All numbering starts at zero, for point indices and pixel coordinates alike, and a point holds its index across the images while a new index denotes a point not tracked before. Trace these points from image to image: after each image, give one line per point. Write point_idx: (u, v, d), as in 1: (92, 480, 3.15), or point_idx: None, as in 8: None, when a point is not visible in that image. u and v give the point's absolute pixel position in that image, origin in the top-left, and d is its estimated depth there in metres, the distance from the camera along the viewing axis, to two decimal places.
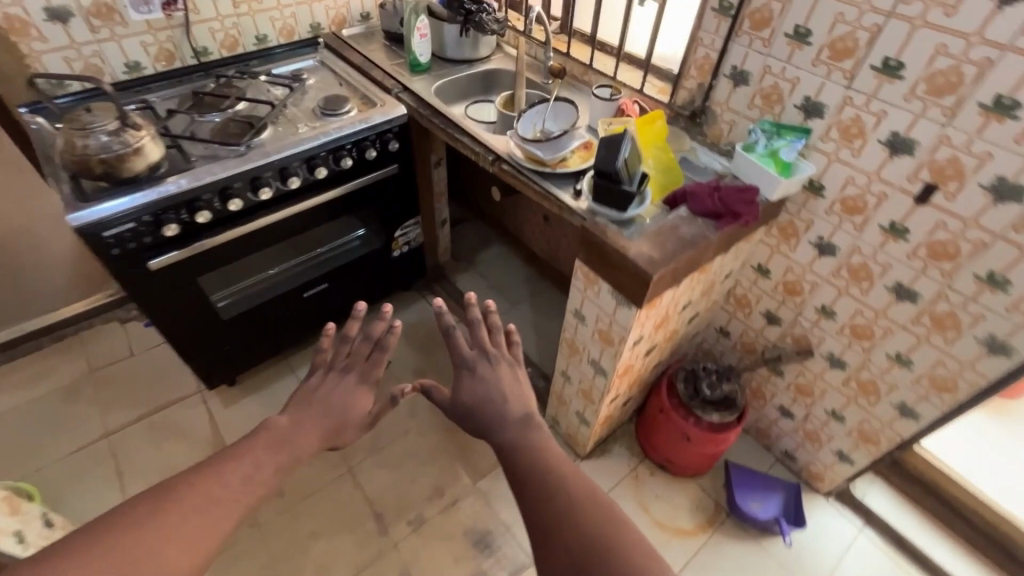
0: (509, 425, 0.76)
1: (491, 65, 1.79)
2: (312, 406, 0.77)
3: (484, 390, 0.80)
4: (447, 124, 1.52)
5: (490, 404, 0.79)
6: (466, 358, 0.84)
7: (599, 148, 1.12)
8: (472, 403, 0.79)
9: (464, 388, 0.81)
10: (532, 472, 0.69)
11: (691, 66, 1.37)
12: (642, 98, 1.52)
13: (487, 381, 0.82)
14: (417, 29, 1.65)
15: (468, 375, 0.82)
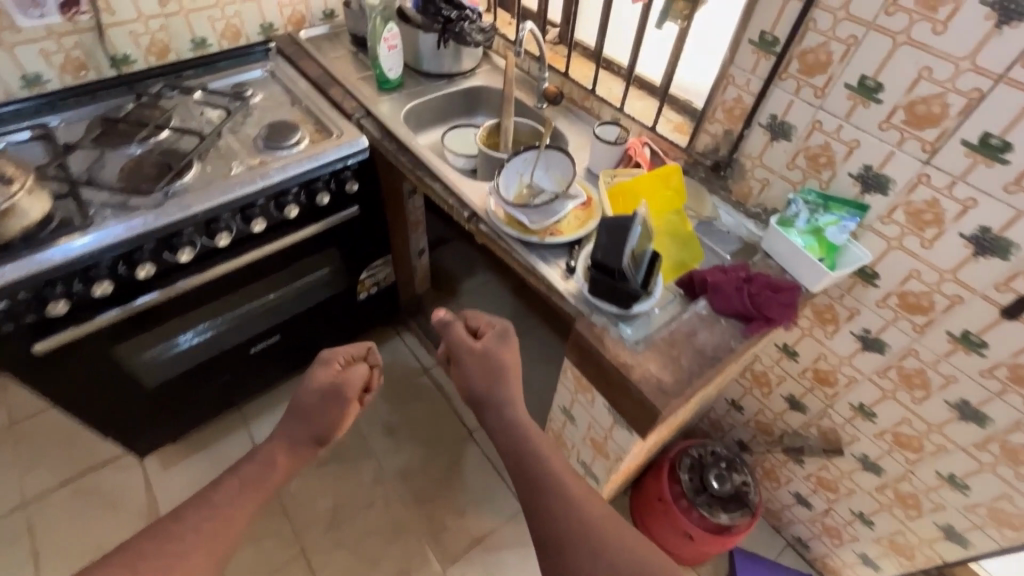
0: (521, 401, 0.95)
1: (476, 81, 1.51)
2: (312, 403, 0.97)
3: (506, 355, 0.98)
4: (417, 163, 1.25)
5: (513, 378, 0.96)
6: (497, 329, 1.02)
7: (599, 233, 0.87)
8: (501, 366, 0.97)
9: (498, 351, 0.99)
10: (539, 454, 0.86)
11: (718, 109, 1.10)
12: (654, 137, 1.25)
13: (509, 358, 0.98)
14: (385, 39, 1.36)
15: (501, 342, 1.00)
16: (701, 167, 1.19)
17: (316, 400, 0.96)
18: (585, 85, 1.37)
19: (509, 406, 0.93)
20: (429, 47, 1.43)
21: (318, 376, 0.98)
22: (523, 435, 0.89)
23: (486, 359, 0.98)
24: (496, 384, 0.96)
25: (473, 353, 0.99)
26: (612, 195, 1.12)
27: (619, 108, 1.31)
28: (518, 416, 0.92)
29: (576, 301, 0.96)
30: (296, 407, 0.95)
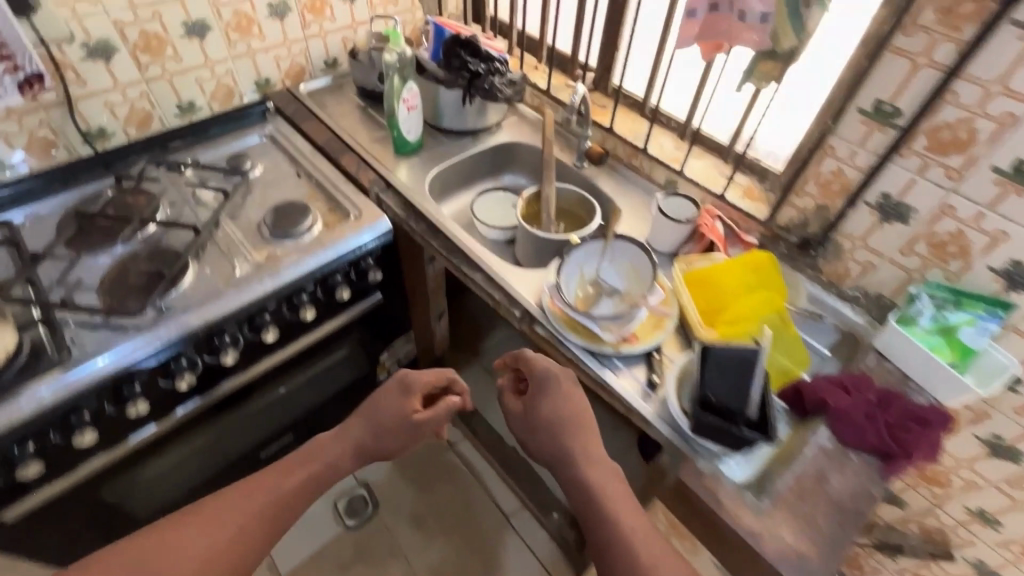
0: (592, 459, 0.80)
1: (504, 137, 1.34)
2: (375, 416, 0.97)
3: (560, 409, 0.84)
4: (448, 246, 1.08)
5: (574, 432, 0.82)
6: (543, 375, 0.87)
7: (711, 370, 0.73)
8: (556, 421, 0.83)
9: (549, 404, 0.84)
10: (610, 517, 0.74)
11: (809, 180, 0.94)
12: (723, 206, 1.09)
13: (568, 411, 0.84)
14: (404, 100, 1.18)
15: (549, 394, 0.85)
16: (782, 243, 1.03)
17: (393, 425, 0.97)
18: (633, 142, 1.21)
19: (573, 465, 0.80)
20: (452, 104, 1.25)
21: (395, 405, 0.97)
22: (594, 498, 0.76)
23: (534, 417, 0.85)
24: (554, 443, 0.82)
25: (521, 417, 0.87)
26: (688, 281, 0.96)
27: (677, 170, 1.15)
28: (586, 478, 0.78)
29: (672, 433, 0.79)
30: (358, 418, 0.98)
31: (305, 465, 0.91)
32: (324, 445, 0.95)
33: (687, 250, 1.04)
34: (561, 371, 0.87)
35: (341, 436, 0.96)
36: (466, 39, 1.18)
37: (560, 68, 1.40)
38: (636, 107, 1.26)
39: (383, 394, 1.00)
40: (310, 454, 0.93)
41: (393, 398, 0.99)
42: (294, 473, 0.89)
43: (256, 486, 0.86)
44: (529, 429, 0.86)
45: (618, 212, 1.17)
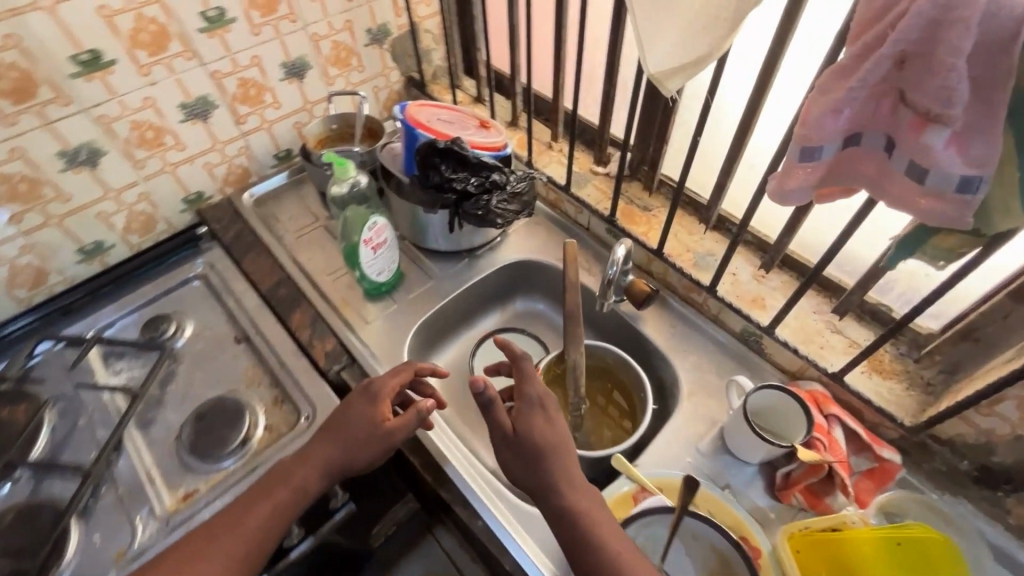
0: (577, 480, 0.63)
1: (513, 254, 0.99)
2: (331, 433, 0.71)
3: (548, 431, 0.65)
4: (428, 463, 0.77)
5: (561, 452, 0.64)
6: (533, 395, 0.67)
7: None
8: (539, 444, 0.64)
9: (535, 423, 0.65)
10: (596, 540, 0.59)
11: (1009, 400, 0.57)
12: (838, 390, 0.73)
13: (554, 433, 0.65)
14: (366, 242, 0.85)
15: (535, 412, 0.66)
16: (940, 460, 0.67)
17: (358, 445, 0.69)
18: (692, 273, 0.85)
19: (555, 491, 0.62)
20: (437, 225, 0.91)
21: (362, 415, 0.71)
22: (577, 525, 0.60)
23: (518, 439, 0.64)
24: (529, 465, 0.63)
25: (503, 442, 0.65)
26: (799, 550, 0.63)
27: (762, 324, 0.78)
28: (566, 504, 0.61)
29: None
30: (322, 442, 0.70)
31: (269, 497, 0.67)
32: (290, 473, 0.69)
33: (789, 470, 0.69)
34: (547, 392, 0.68)
35: (307, 463, 0.69)
36: (445, 146, 0.82)
37: (584, 148, 1.02)
38: (694, 213, 0.89)
39: (345, 412, 0.72)
40: (272, 484, 0.68)
41: (354, 410, 0.72)
42: (257, 510, 0.66)
43: (218, 532, 0.65)
44: (504, 450, 0.65)
45: (677, 382, 0.82)
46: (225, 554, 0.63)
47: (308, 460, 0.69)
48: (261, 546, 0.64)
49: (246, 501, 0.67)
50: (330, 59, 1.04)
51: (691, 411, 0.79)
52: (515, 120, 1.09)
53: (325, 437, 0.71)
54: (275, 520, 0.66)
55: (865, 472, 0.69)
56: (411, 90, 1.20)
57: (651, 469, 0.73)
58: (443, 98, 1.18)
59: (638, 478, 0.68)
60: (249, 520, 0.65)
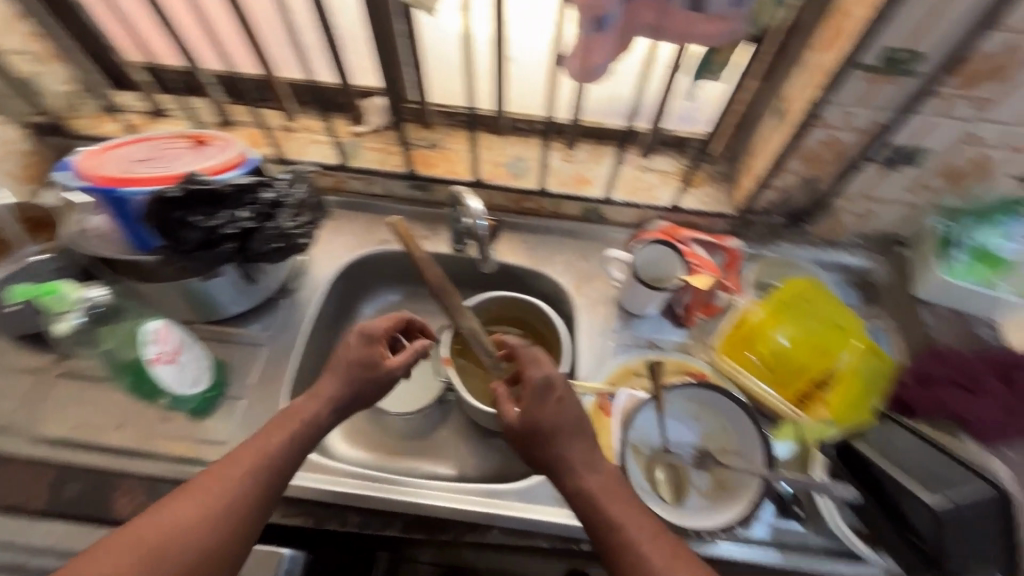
0: (598, 460, 0.55)
1: (331, 266, 0.83)
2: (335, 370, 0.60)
3: (562, 414, 0.55)
4: (409, 522, 0.65)
5: (575, 435, 0.55)
6: (538, 380, 0.56)
7: (924, 454, 0.57)
8: (549, 427, 0.54)
9: (545, 410, 0.55)
10: (608, 520, 0.50)
11: (791, 156, 0.71)
12: (680, 217, 0.82)
13: (568, 414, 0.55)
14: (155, 358, 0.64)
15: (544, 397, 0.56)
16: (761, 226, 0.83)
17: (360, 379, 0.60)
18: (516, 185, 0.82)
19: (570, 472, 0.54)
20: (227, 286, 0.71)
21: (357, 348, 0.61)
22: (596, 508, 0.51)
23: (526, 428, 0.55)
24: (543, 451, 0.55)
25: (514, 434, 0.57)
26: (729, 354, 0.74)
27: (598, 198, 0.82)
28: (583, 484, 0.53)
29: (871, 558, 0.61)
30: (324, 376, 0.60)
31: (288, 422, 0.55)
32: (304, 406, 0.57)
33: (683, 301, 0.77)
34: (552, 372, 0.58)
35: (323, 395, 0.58)
36: (182, 192, 0.60)
37: (333, 113, 0.86)
38: (484, 128, 0.85)
39: (337, 353, 0.61)
40: (288, 414, 0.56)
41: (346, 354, 0.61)
42: (279, 433, 0.54)
43: (236, 458, 0.51)
44: (519, 444, 0.57)
45: (562, 288, 0.83)
46: (253, 474, 0.51)
47: (324, 390, 0.58)
48: (286, 474, 0.53)
49: (263, 431, 0.54)
50: None
51: (590, 304, 0.81)
52: (227, 117, 0.85)
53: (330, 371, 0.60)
54: (296, 451, 0.54)
55: (723, 266, 0.80)
56: (48, 139, 0.83)
57: (593, 374, 0.75)
58: (105, 130, 0.84)
59: (590, 388, 0.69)
60: (270, 444, 0.53)
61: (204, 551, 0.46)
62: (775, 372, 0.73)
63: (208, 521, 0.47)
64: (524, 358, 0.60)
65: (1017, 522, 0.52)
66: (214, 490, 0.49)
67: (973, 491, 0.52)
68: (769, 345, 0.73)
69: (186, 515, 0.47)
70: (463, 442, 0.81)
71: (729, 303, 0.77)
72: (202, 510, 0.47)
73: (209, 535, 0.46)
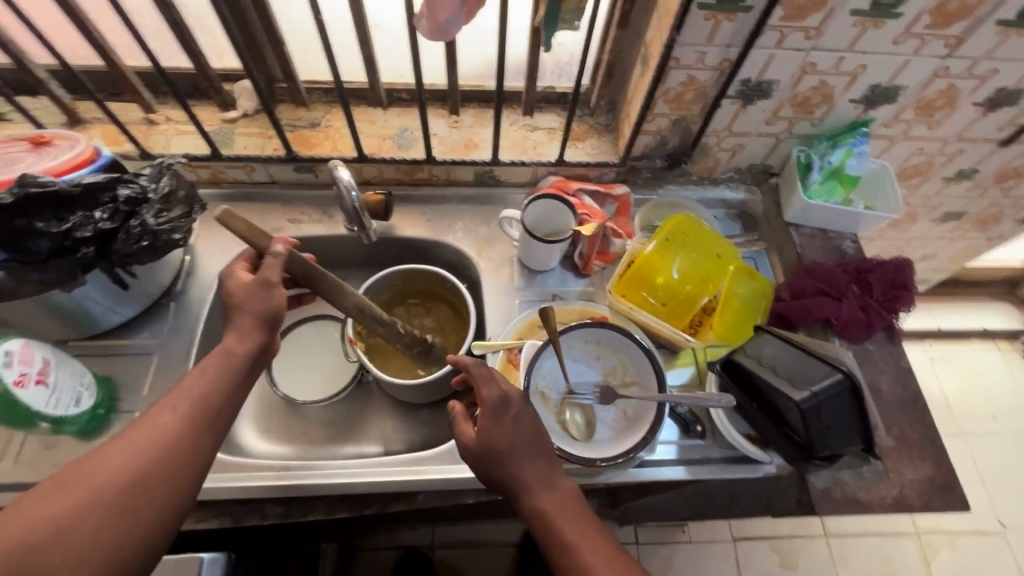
0: (553, 478, 0.55)
1: (220, 262, 0.79)
2: (240, 312, 0.55)
3: (516, 432, 0.54)
4: (334, 502, 0.65)
5: (532, 455, 0.54)
6: (495, 399, 0.55)
7: (795, 361, 0.62)
8: (505, 448, 0.53)
9: (501, 432, 0.54)
10: (563, 542, 0.51)
11: (658, 99, 0.74)
12: (568, 171, 0.84)
13: (523, 434, 0.55)
14: (18, 381, 0.57)
15: (499, 416, 0.54)
16: (645, 171, 0.87)
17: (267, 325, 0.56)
18: (403, 156, 0.81)
19: (527, 492, 0.53)
20: (98, 294, 0.66)
21: (260, 295, 0.56)
22: (550, 528, 0.51)
23: (482, 452, 0.53)
24: (497, 472, 0.54)
25: (468, 457, 0.55)
26: (625, 294, 0.77)
27: (487, 160, 0.82)
28: (540, 505, 0.52)
29: (761, 455, 0.66)
30: (236, 313, 0.56)
31: (219, 357, 0.53)
32: (235, 342, 0.54)
33: (580, 251, 0.80)
34: (508, 389, 0.56)
35: (255, 329, 0.55)
36: (17, 198, 0.54)
37: (196, 101, 0.81)
38: (362, 102, 0.83)
39: (228, 288, 0.56)
40: (216, 354, 0.54)
41: (244, 301, 0.55)
42: (215, 369, 0.52)
43: (175, 396, 0.50)
44: (474, 466, 0.55)
45: (464, 254, 0.84)
46: (190, 412, 0.49)
47: (245, 323, 0.55)
48: (230, 408, 0.52)
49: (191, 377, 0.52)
50: None
51: (493, 266, 0.83)
52: (75, 116, 0.78)
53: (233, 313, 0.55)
54: (232, 383, 0.53)
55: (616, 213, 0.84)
56: None
57: (502, 332, 0.77)
58: None
59: (500, 345, 0.70)
60: (207, 380, 0.51)
61: (156, 486, 0.45)
62: (666, 304, 0.77)
63: (151, 464, 0.46)
64: (476, 376, 0.57)
65: (864, 397, 0.59)
66: (154, 426, 0.47)
67: (827, 379, 0.59)
68: (660, 281, 0.77)
69: (132, 457, 0.45)
70: (386, 418, 0.81)
71: (622, 248, 0.81)
72: (147, 455, 0.46)
73: (157, 468, 0.46)
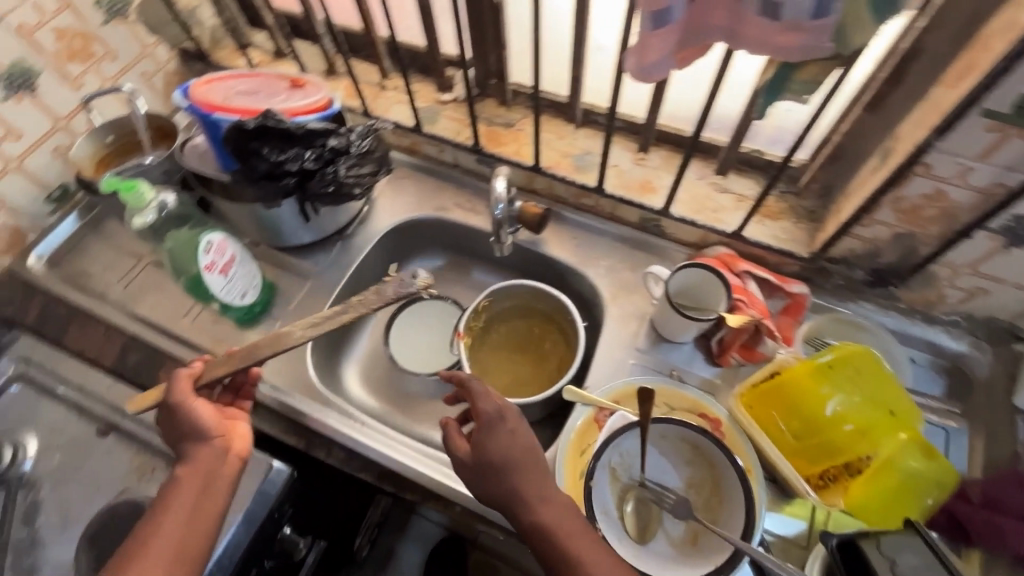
0: (552, 492, 0.55)
1: (387, 221, 0.88)
2: (188, 441, 0.60)
3: (513, 446, 0.55)
4: (383, 473, 0.69)
5: (529, 468, 0.55)
6: (490, 413, 0.56)
7: None
8: (503, 463, 0.54)
9: (498, 445, 0.54)
10: (569, 556, 0.52)
11: (884, 204, 0.61)
12: (742, 247, 0.75)
13: (520, 447, 0.55)
14: (209, 265, 0.71)
15: (496, 429, 0.55)
16: (838, 276, 0.72)
17: (204, 446, 0.60)
18: (575, 178, 0.80)
19: (525, 506, 0.54)
20: (290, 217, 0.78)
21: (189, 421, 0.60)
22: (553, 543, 0.52)
23: (482, 465, 0.54)
24: (498, 487, 0.54)
25: (465, 469, 0.56)
26: (751, 406, 0.66)
27: (657, 208, 0.77)
28: (538, 518, 0.53)
29: None
30: (186, 444, 0.60)
31: (180, 492, 0.57)
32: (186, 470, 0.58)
33: (721, 336, 0.71)
34: (504, 404, 0.57)
35: (203, 455, 0.59)
36: (257, 124, 0.66)
37: (422, 77, 0.90)
38: (557, 115, 0.83)
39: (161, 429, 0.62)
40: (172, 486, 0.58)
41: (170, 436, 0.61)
42: (176, 506, 0.56)
43: (146, 546, 0.54)
44: (471, 479, 0.56)
45: (597, 292, 0.80)
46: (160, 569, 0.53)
47: (188, 450, 0.60)
48: (199, 542, 0.56)
49: (154, 524, 0.55)
50: (63, 54, 0.80)
51: (621, 316, 0.78)
52: (332, 67, 0.93)
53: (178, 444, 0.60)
54: (194, 523, 0.56)
55: (781, 311, 0.72)
56: (191, 64, 0.97)
57: (602, 386, 0.72)
58: (236, 63, 0.96)
59: (594, 401, 0.66)
60: (167, 526, 0.55)
61: None
62: (798, 439, 0.64)
63: None
64: (473, 391, 0.58)
65: None
66: None
67: None
68: (802, 410, 0.63)
69: None
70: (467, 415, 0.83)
71: (774, 353, 0.69)
72: None
73: None
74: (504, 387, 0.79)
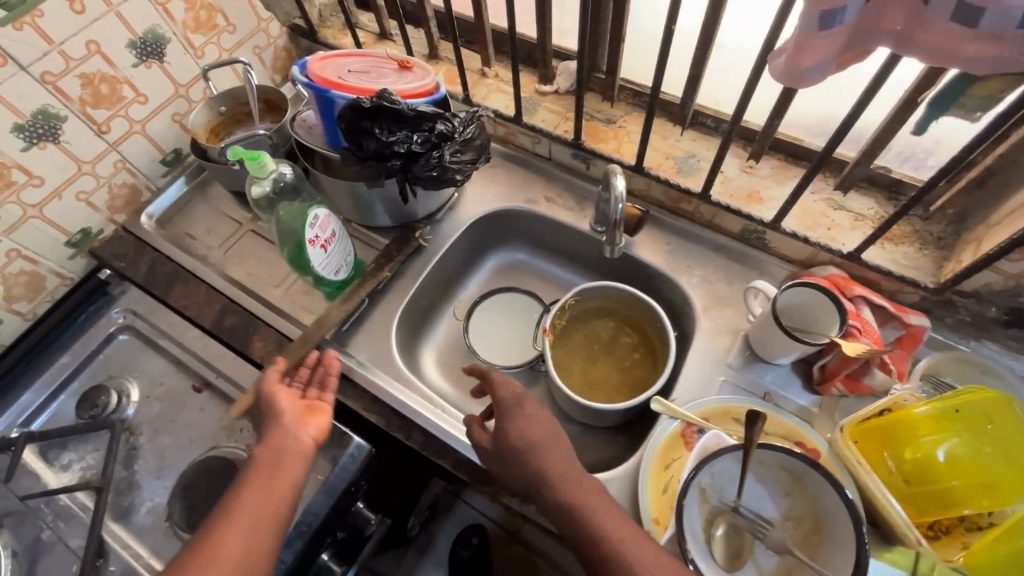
0: (575, 473, 0.55)
1: (476, 209, 0.88)
2: (270, 420, 0.62)
3: (531, 429, 0.57)
4: (460, 462, 0.69)
5: (547, 449, 0.56)
6: (506, 399, 0.59)
7: None
8: (523, 446, 0.56)
9: (514, 427, 0.57)
10: (593, 534, 0.51)
11: None
12: (856, 270, 0.70)
13: (538, 429, 0.57)
14: (313, 239, 0.72)
15: (513, 414, 0.58)
16: (965, 312, 0.66)
17: (286, 423, 0.61)
18: (678, 181, 0.77)
19: (548, 486, 0.55)
20: (387, 198, 0.79)
21: (273, 401, 0.63)
22: (579, 522, 0.52)
23: (502, 449, 0.57)
24: (521, 471, 0.56)
25: (490, 457, 0.59)
26: (857, 442, 0.62)
27: (766, 220, 0.73)
28: (559, 498, 0.54)
29: None
30: (266, 426, 0.62)
31: (254, 473, 0.57)
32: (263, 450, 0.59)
33: (824, 363, 0.67)
34: (521, 390, 0.60)
35: (274, 437, 0.60)
36: (373, 104, 0.67)
37: (525, 68, 0.89)
38: (664, 115, 0.80)
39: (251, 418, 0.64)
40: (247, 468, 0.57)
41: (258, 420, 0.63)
42: (252, 481, 0.56)
43: (214, 532, 0.52)
44: (499, 466, 0.58)
45: (689, 302, 0.77)
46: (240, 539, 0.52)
47: (270, 430, 0.61)
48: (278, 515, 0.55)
49: (234, 497, 0.55)
50: (191, 24, 0.83)
51: (713, 330, 0.74)
52: (436, 52, 0.93)
53: (263, 427, 0.62)
54: (271, 495, 0.55)
55: (894, 342, 0.67)
56: (299, 41, 1.00)
57: (690, 400, 0.70)
58: (343, 43, 0.98)
59: (682, 416, 0.63)
60: (246, 498, 0.55)
61: None
62: (910, 484, 0.59)
63: None
64: (490, 379, 0.62)
65: None
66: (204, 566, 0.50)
67: None
68: (917, 454, 0.59)
69: None
70: None
71: (884, 388, 0.65)
72: None
73: None
74: (583, 390, 0.77)
